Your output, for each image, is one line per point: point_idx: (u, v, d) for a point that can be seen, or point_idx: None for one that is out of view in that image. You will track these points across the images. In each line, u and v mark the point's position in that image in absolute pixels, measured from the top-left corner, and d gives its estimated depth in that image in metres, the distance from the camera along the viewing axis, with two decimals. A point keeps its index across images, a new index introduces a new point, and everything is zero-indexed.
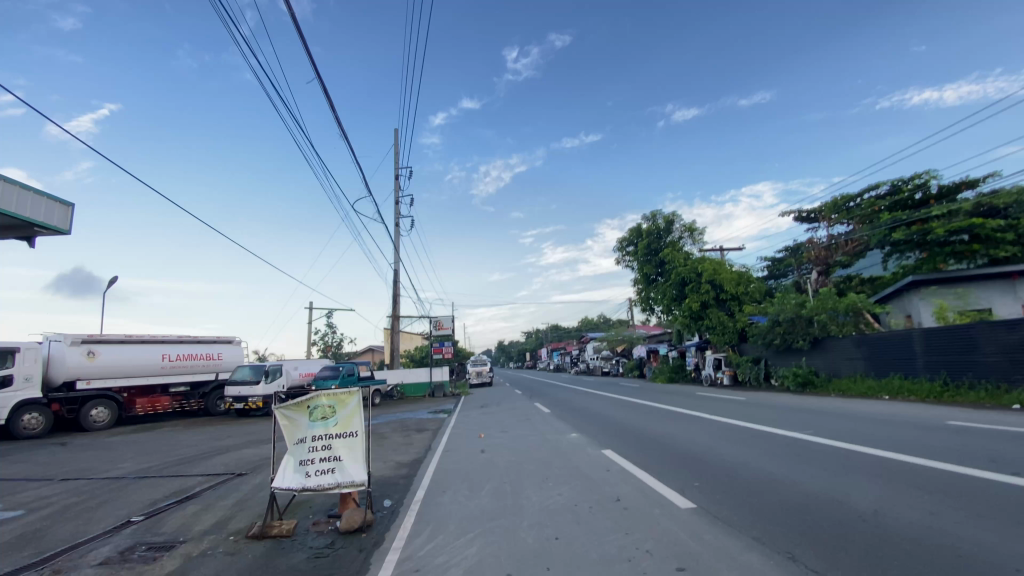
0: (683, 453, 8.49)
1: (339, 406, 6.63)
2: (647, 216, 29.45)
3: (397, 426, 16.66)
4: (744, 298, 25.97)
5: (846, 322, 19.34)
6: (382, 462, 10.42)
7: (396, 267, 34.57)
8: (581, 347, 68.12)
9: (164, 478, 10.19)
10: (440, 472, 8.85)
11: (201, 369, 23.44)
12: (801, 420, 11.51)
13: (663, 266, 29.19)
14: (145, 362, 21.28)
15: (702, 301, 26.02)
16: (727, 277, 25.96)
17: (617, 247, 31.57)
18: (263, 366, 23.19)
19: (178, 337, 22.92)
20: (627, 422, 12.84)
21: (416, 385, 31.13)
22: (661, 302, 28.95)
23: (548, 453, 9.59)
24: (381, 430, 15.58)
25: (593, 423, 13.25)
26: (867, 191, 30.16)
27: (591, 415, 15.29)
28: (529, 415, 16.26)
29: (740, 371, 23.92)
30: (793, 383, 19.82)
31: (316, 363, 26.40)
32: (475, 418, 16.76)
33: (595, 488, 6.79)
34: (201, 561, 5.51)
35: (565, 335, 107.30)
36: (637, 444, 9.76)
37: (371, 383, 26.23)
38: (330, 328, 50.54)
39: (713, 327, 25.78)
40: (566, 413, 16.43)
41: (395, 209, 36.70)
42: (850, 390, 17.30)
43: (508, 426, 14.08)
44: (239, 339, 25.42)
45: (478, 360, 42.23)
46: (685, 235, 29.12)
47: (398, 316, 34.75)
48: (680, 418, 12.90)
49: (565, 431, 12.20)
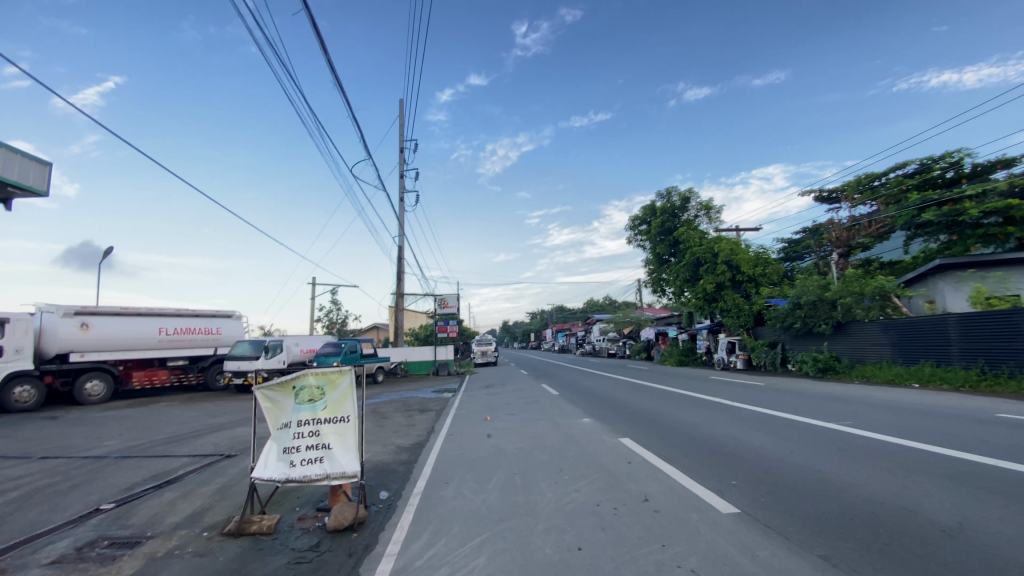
0: (712, 446, 7.65)
1: (329, 387, 5.81)
2: (662, 193, 28.27)
3: (399, 406, 15.97)
4: (762, 280, 24.92)
5: (872, 306, 18.32)
6: (381, 446, 9.70)
7: (401, 244, 33.68)
8: (587, 329, 67.38)
9: (148, 458, 9.54)
10: (442, 459, 8.09)
11: (200, 344, 22.87)
12: (834, 409, 10.62)
13: (677, 246, 28.12)
14: (141, 335, 20.70)
15: (717, 282, 25.01)
16: (745, 257, 24.86)
17: (629, 226, 30.47)
18: (263, 341, 22.54)
19: (175, 310, 22.29)
20: (643, 407, 12.03)
21: (420, 363, 30.52)
22: (674, 282, 27.96)
23: (561, 440, 8.80)
24: (381, 411, 14.88)
25: (606, 407, 12.46)
26: (894, 170, 28.74)
27: (602, 398, 14.50)
28: (537, 397, 15.50)
29: (756, 355, 23.04)
30: (812, 368, 18.95)
31: (318, 339, 25.77)
32: (480, 399, 16.04)
33: (618, 485, 5.99)
34: (166, 563, 4.77)
35: (571, 316, 106.51)
36: (658, 433, 8.96)
37: (374, 360, 25.60)
38: (334, 304, 49.98)
39: (728, 309, 24.82)
40: (575, 396, 15.67)
41: (401, 183, 35.67)
42: (875, 377, 16.38)
43: (516, 408, 13.33)
44: (239, 314, 24.78)
45: (484, 339, 41.55)
46: (701, 213, 27.96)
47: (403, 293, 33.99)
48: (699, 404, 12.07)
49: (577, 416, 11.42)
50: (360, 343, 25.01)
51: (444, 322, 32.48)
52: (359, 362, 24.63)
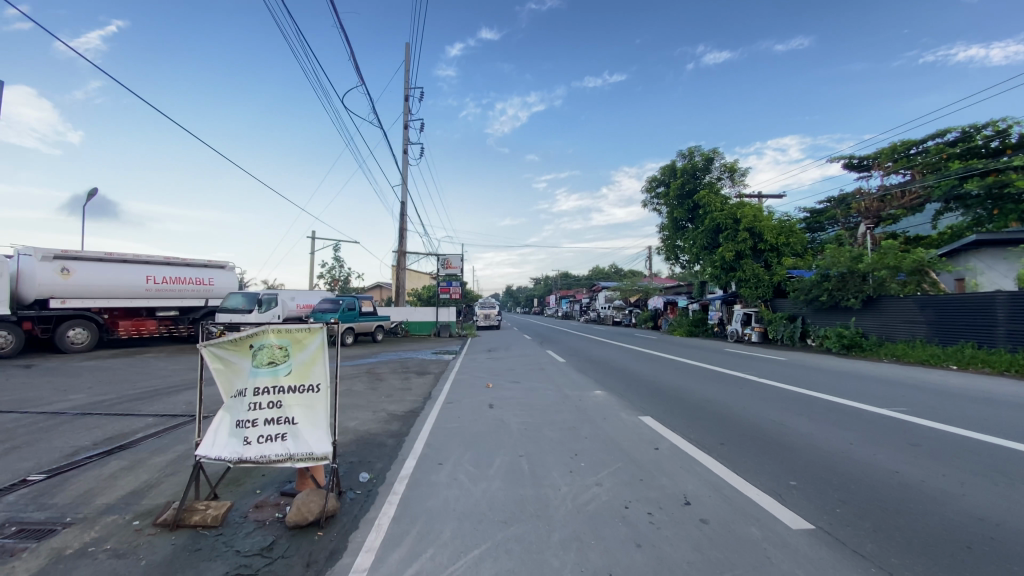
0: (752, 431, 6.52)
1: (294, 349, 4.62)
2: (684, 152, 26.45)
3: (395, 368, 14.96)
4: (785, 250, 23.47)
5: (908, 282, 16.96)
6: (370, 413, 8.66)
7: (405, 199, 32.13)
8: (592, 296, 66.24)
9: (110, 417, 8.56)
10: (437, 433, 7.01)
11: (191, 295, 21.84)
12: (878, 392, 9.46)
13: (695, 211, 26.52)
14: (127, 283, 19.63)
15: (737, 250, 23.57)
16: (769, 225, 23.34)
17: (646, 188, 28.77)
18: (256, 295, 21.47)
19: (164, 258, 21.15)
20: (660, 379, 10.95)
21: (420, 324, 29.56)
22: (689, 249, 26.53)
23: (573, 415, 7.70)
24: (375, 372, 13.84)
25: (619, 379, 11.38)
26: (933, 137, 26.70)
27: (614, 368, 13.42)
28: (543, 364, 14.43)
29: (773, 328, 21.86)
30: (836, 344, 17.78)
31: (315, 295, 24.71)
32: (482, 364, 14.98)
33: (648, 479, 4.87)
34: (72, 566, 3.71)
35: (576, 283, 105.19)
36: (682, 411, 7.84)
37: (373, 319, 24.59)
38: (335, 261, 48.83)
39: (746, 279, 23.47)
40: (583, 364, 14.63)
41: (405, 135, 33.78)
42: (907, 356, 15.18)
43: (521, 375, 12.26)
44: (232, 265, 23.66)
45: (487, 302, 40.53)
46: (725, 175, 26.19)
47: (405, 251, 32.70)
48: (722, 379, 10.97)
49: (588, 387, 10.32)
50: (358, 300, 23.94)
51: (447, 282, 31.31)
52: (357, 319, 23.62)
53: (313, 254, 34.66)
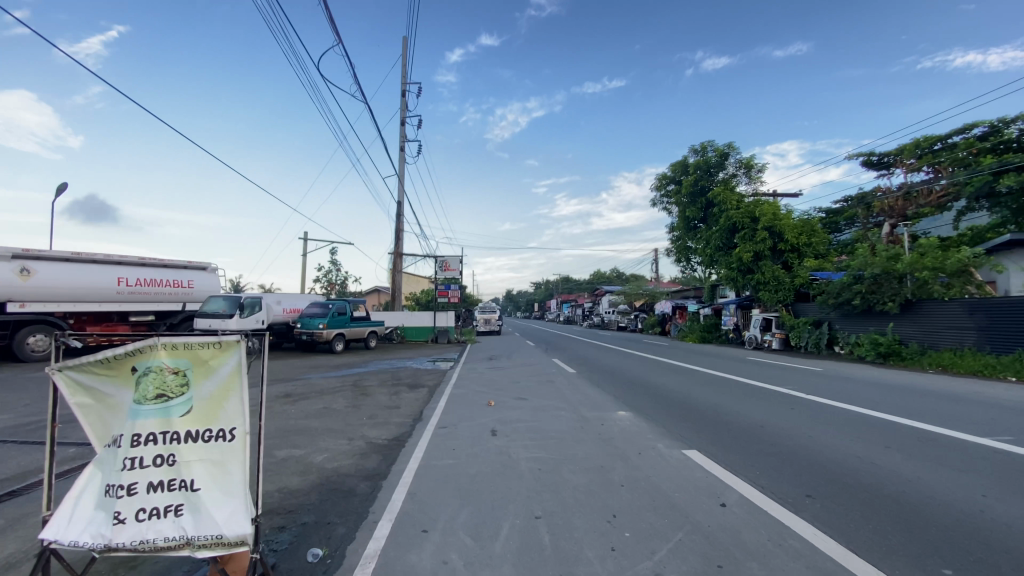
0: (840, 477, 4.98)
1: (198, 375, 3.11)
2: (696, 148, 24.89)
3: (385, 380, 13.35)
4: (807, 250, 21.90)
5: (952, 284, 15.37)
6: (346, 441, 7.07)
7: (401, 198, 30.63)
8: (594, 300, 64.70)
9: (28, 446, 6.97)
10: (425, 475, 5.42)
11: (168, 298, 20.24)
12: (958, 415, 7.88)
13: (708, 210, 24.96)
14: (95, 285, 18.02)
15: (756, 251, 22.04)
16: (790, 224, 21.80)
17: (655, 186, 27.21)
18: (236, 295, 19.92)
19: (139, 259, 19.56)
20: (690, 396, 9.42)
21: (417, 329, 27.99)
22: (703, 251, 24.98)
23: (598, 448, 6.12)
24: (362, 386, 12.24)
25: (642, 394, 9.85)
26: (961, 131, 25.30)
27: (631, 380, 11.91)
28: (551, 375, 12.82)
29: (796, 334, 20.31)
30: (871, 352, 16.25)
31: (303, 298, 23.09)
32: (482, 375, 13.38)
33: (733, 566, 3.30)
34: None
35: (577, 288, 103.60)
36: (734, 442, 6.29)
37: (365, 324, 22.96)
38: (332, 265, 47.29)
39: (765, 282, 21.94)
40: (595, 374, 13.09)
41: (401, 131, 32.31)
42: (956, 366, 13.61)
43: (528, 390, 10.68)
44: (215, 267, 22.09)
45: (487, 306, 38.95)
46: (740, 171, 24.49)
47: (402, 253, 31.14)
48: (762, 397, 9.44)
49: (609, 406, 8.76)
50: (349, 304, 22.28)
51: (445, 285, 29.69)
52: (348, 325, 21.98)
53: (305, 256, 33.06)
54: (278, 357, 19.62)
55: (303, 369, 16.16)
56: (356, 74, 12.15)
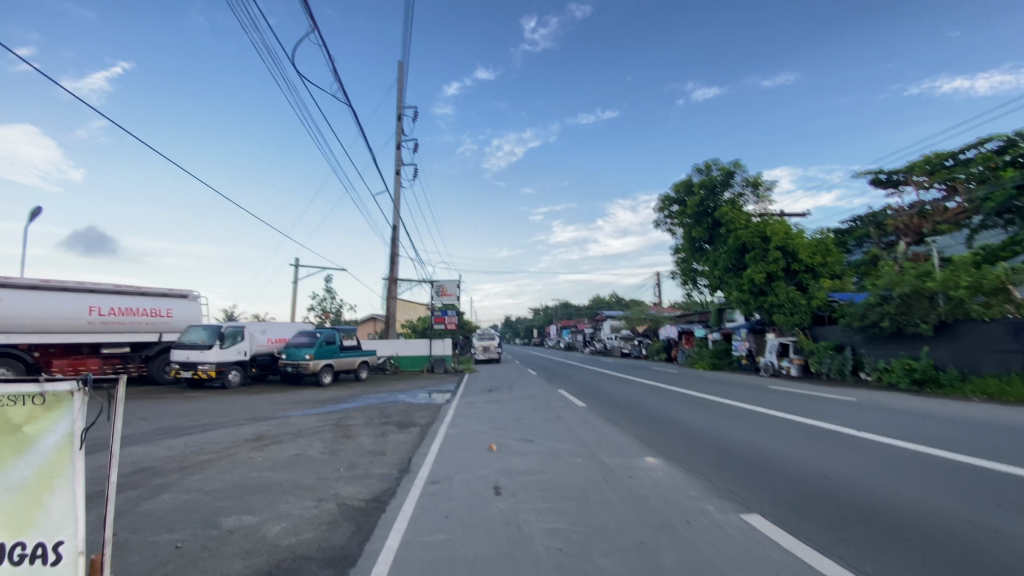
0: (974, 563, 3.73)
1: (12, 452, 2.63)
2: (700, 167, 24.01)
3: (373, 418, 11.93)
4: (822, 271, 20.82)
5: (991, 303, 14.21)
6: (314, 502, 5.71)
7: (397, 222, 29.64)
8: (594, 326, 63.39)
9: None
10: (409, 559, 4.08)
11: (144, 328, 18.87)
12: None
13: (715, 230, 23.94)
14: (63, 315, 16.66)
15: (769, 271, 20.93)
16: (804, 243, 20.80)
17: (659, 207, 26.25)
18: (217, 324, 18.52)
19: (114, 286, 18.30)
20: (723, 436, 8.17)
21: (412, 358, 26.57)
22: (710, 272, 23.84)
23: (633, 515, 4.80)
24: (345, 426, 10.82)
25: (666, 433, 8.59)
26: (972, 147, 24.75)
27: (648, 415, 10.62)
28: (558, 410, 11.45)
29: (817, 360, 19.00)
30: (905, 379, 14.97)
31: (290, 326, 21.71)
32: (480, 411, 11.99)
33: None
34: None
35: (576, 314, 102.28)
36: (808, 505, 5.03)
37: (356, 354, 21.57)
38: (326, 293, 45.91)
39: (779, 303, 20.77)
40: (606, 408, 11.78)
41: (397, 155, 31.60)
42: (1006, 392, 12.37)
43: (535, 429, 9.34)
44: (196, 295, 20.79)
45: (485, 334, 37.54)
46: (747, 190, 23.38)
47: (396, 278, 29.93)
48: (805, 434, 8.23)
49: (633, 449, 7.43)
50: (339, 333, 20.93)
51: (442, 312, 28.37)
52: (338, 355, 20.58)
53: (295, 283, 31.76)
54: (260, 391, 18.15)
55: (284, 405, 14.73)
56: (345, 89, 11.11)
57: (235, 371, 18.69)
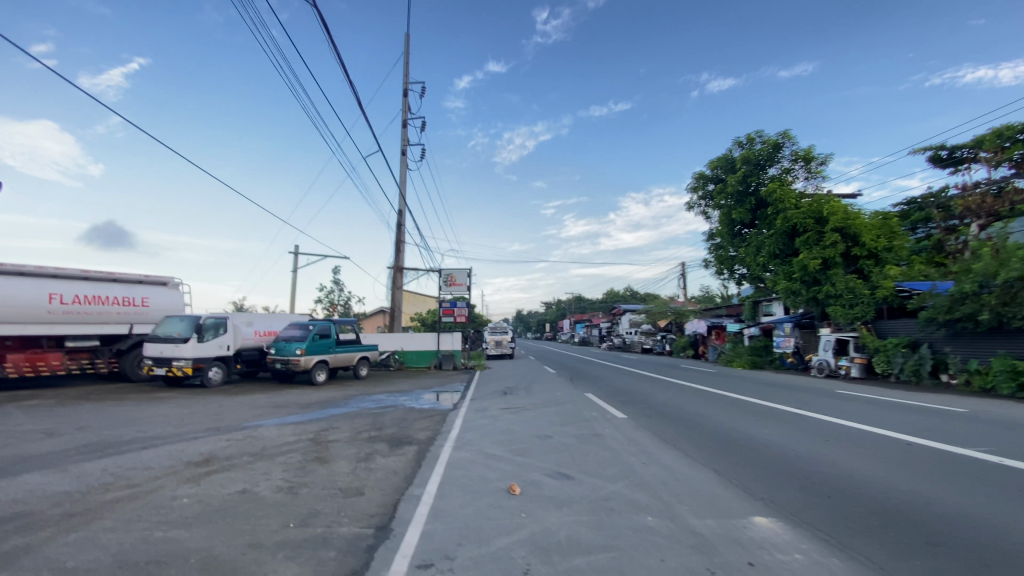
0: None
1: None
2: (741, 140, 21.26)
3: (362, 431, 9.56)
4: (888, 256, 18.07)
5: None
6: None
7: (403, 205, 27.28)
8: (611, 320, 60.73)
9: None
10: None
11: (114, 319, 16.74)
12: None
13: (759, 210, 21.19)
14: (17, 303, 14.53)
15: (825, 256, 18.25)
16: (867, 223, 18.07)
17: (692, 187, 23.54)
18: (196, 315, 16.33)
19: (81, 271, 16.15)
20: (850, 475, 5.66)
21: (419, 354, 24.30)
22: (752, 259, 21.17)
23: None
24: (323, 444, 8.45)
25: (760, 468, 6.08)
26: None
27: (717, 431, 8.06)
28: (593, 425, 8.96)
29: (884, 359, 16.32)
30: (1007, 385, 12.30)
31: (282, 319, 19.47)
32: (495, 424, 9.54)
33: None
34: None
35: (589, 307, 99.55)
36: None
37: (355, 349, 19.29)
38: (333, 284, 43.79)
39: (836, 293, 18.10)
40: (653, 420, 9.27)
41: (403, 135, 29.23)
42: None
43: (572, 455, 6.89)
44: (176, 282, 18.65)
45: (498, 327, 35.18)
46: (797, 165, 20.49)
47: (403, 267, 27.61)
48: (966, 473, 5.72)
49: (728, 500, 4.98)
50: (335, 325, 18.64)
51: (451, 303, 25.97)
52: (334, 351, 18.30)
53: (295, 271, 29.61)
54: (244, 391, 15.97)
55: (263, 409, 12.45)
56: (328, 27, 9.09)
57: (216, 368, 16.50)
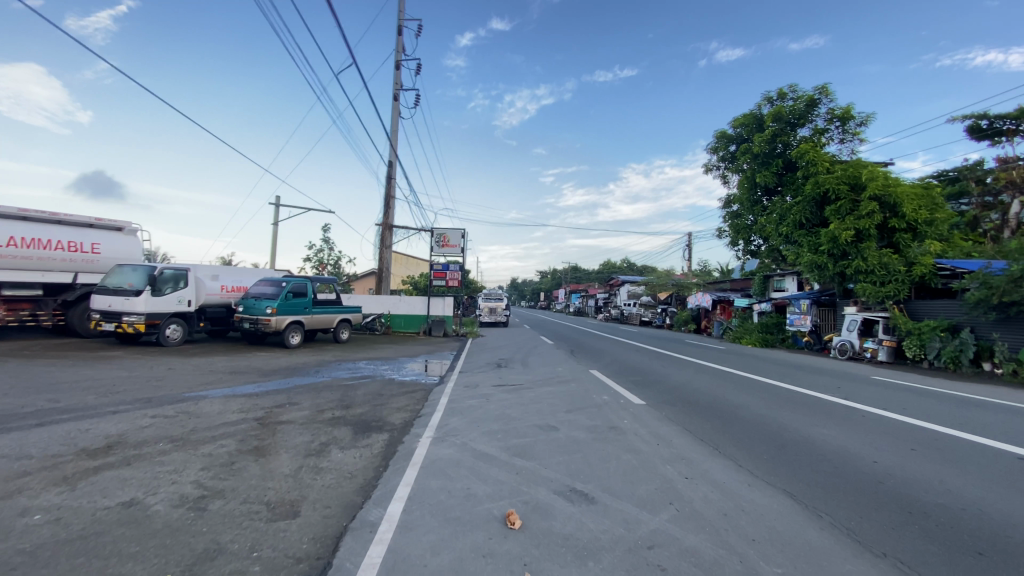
0: None
1: None
2: (772, 95, 19.08)
3: (324, 409, 7.85)
4: (928, 230, 16.23)
5: None
6: None
7: (394, 156, 24.97)
8: (608, 291, 59.32)
9: None
10: None
11: (58, 266, 14.78)
12: None
13: (786, 174, 19.21)
14: None
15: (859, 228, 16.43)
16: (909, 192, 16.18)
17: (713, 147, 21.46)
18: (152, 266, 14.39)
19: (18, 210, 14.02)
20: (986, 515, 4.03)
21: (406, 318, 22.57)
22: (774, 229, 19.35)
23: None
24: (270, 428, 6.73)
25: (850, 497, 4.41)
26: None
27: (766, 432, 6.38)
28: (608, 412, 7.28)
29: (918, 343, 14.78)
30: None
31: (253, 274, 17.56)
32: (488, 405, 7.84)
33: None
34: None
35: (585, 278, 97.96)
36: None
37: (334, 310, 17.44)
38: (323, 242, 41.70)
39: (866, 268, 16.43)
40: (680, 409, 7.63)
41: (396, 79, 26.63)
42: None
43: (588, 460, 5.22)
44: (133, 228, 16.62)
45: (492, 293, 33.48)
46: (832, 125, 18.23)
47: (392, 224, 25.53)
48: None
49: (838, 556, 3.31)
50: (312, 283, 16.75)
51: (443, 266, 24.05)
52: (310, 311, 16.46)
53: (276, 224, 27.45)
54: (206, 352, 14.20)
55: (219, 375, 10.74)
56: None
57: (174, 325, 14.67)
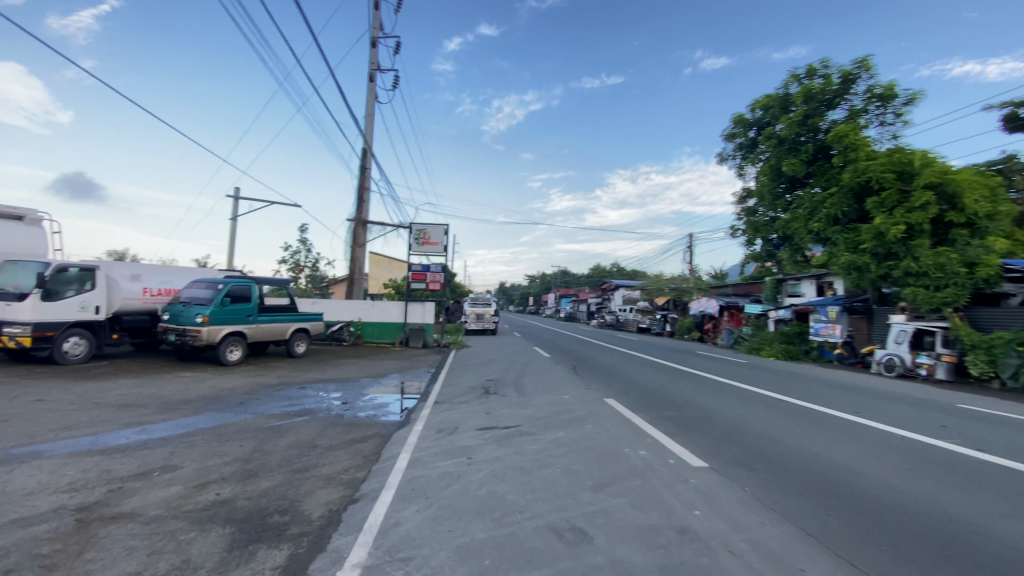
0: None
1: None
2: (799, 72, 16.70)
3: (211, 482, 4.97)
4: (991, 225, 13.84)
5: None
6: None
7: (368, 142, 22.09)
8: (601, 296, 56.76)
9: None
10: None
11: None
12: None
13: (817, 163, 16.79)
14: None
15: (910, 222, 13.99)
16: (968, 180, 13.83)
17: (730, 134, 19.00)
18: (48, 263, 11.31)
19: None
20: None
21: (380, 326, 19.64)
22: (802, 225, 16.87)
23: None
24: (86, 535, 3.84)
25: None
26: None
27: (951, 541, 3.70)
28: (661, 491, 4.53)
29: (987, 358, 12.37)
30: None
31: (187, 273, 14.62)
32: (469, 473, 5.06)
33: None
34: None
35: (575, 282, 95.58)
36: None
37: (287, 318, 14.49)
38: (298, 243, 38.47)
39: (918, 270, 13.97)
40: (770, 479, 4.94)
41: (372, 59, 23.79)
42: None
43: None
44: (37, 217, 13.50)
45: (479, 298, 30.65)
46: (872, 106, 15.86)
47: (365, 219, 22.59)
48: None
49: None
50: (258, 286, 13.78)
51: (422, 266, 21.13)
52: (255, 320, 13.50)
53: (235, 219, 24.23)
54: (115, 372, 11.18)
55: (100, 411, 7.79)
56: None
57: (77, 338, 11.62)
